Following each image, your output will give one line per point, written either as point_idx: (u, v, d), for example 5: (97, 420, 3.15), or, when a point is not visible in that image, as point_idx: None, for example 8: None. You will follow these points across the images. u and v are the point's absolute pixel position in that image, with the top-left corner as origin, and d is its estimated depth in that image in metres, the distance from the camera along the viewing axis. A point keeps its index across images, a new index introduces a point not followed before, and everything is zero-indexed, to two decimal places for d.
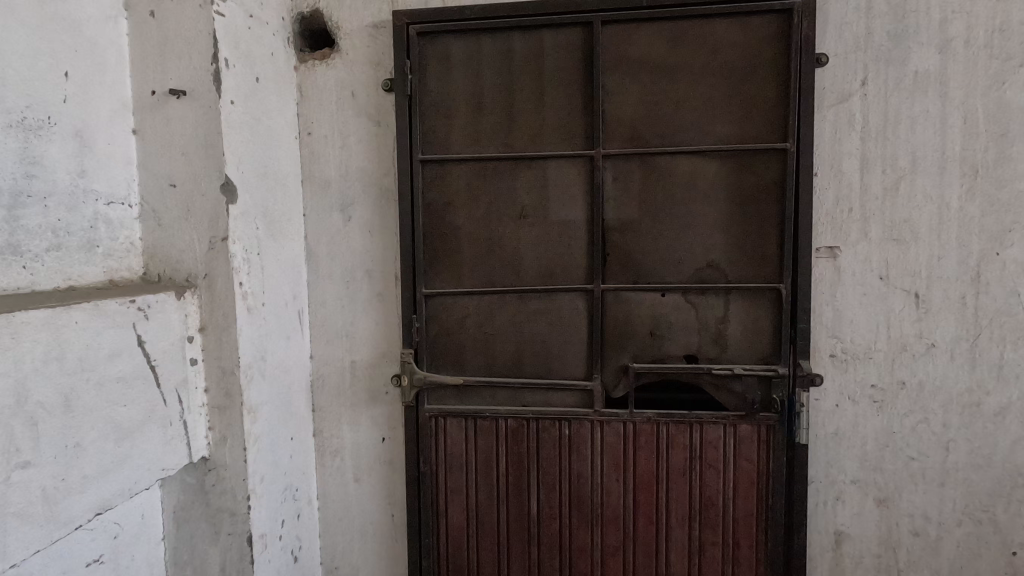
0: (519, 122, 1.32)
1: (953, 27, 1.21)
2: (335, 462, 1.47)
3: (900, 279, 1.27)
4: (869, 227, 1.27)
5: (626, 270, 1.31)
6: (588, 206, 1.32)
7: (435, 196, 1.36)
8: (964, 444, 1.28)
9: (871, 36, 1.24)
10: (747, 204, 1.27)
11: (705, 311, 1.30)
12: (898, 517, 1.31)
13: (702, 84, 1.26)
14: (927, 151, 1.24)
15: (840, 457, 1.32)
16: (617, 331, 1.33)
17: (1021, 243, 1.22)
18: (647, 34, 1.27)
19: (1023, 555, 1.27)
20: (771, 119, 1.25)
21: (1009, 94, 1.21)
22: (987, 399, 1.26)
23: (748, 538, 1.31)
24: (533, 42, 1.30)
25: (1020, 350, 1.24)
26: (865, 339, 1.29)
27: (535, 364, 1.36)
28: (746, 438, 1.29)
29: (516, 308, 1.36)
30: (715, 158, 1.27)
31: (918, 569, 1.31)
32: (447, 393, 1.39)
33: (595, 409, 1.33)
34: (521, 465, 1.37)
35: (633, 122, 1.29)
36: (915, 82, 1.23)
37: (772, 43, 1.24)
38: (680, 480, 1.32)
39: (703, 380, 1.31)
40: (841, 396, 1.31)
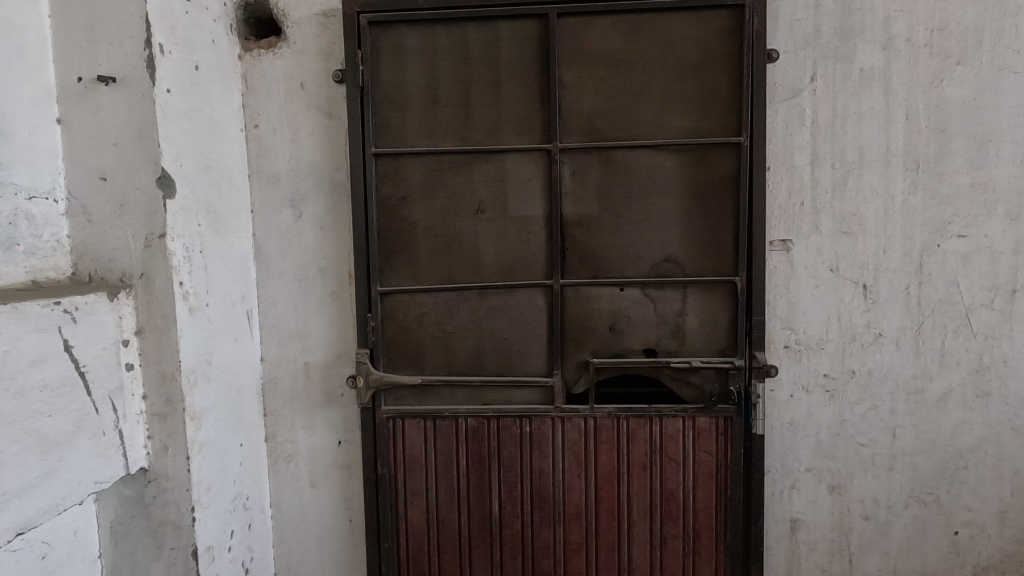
0: (476, 115, 1.30)
1: (896, 25, 1.25)
2: (289, 467, 1.41)
3: (849, 271, 1.30)
4: (820, 220, 1.29)
5: (585, 265, 1.31)
6: (546, 201, 1.30)
7: (390, 191, 1.32)
8: (910, 430, 1.32)
9: (820, 33, 1.27)
10: (703, 198, 1.28)
11: (664, 305, 1.31)
12: (850, 503, 1.35)
13: (658, 78, 1.26)
14: (873, 146, 1.27)
15: (795, 446, 1.34)
16: (577, 326, 1.32)
17: (960, 235, 1.27)
18: (603, 27, 1.26)
19: (964, 534, 1.33)
20: (725, 114, 1.26)
21: (948, 91, 1.25)
22: (930, 386, 1.31)
23: (708, 529, 1.32)
24: (488, 34, 1.28)
25: (960, 338, 1.29)
26: (817, 330, 1.32)
27: (495, 361, 1.34)
28: (705, 431, 1.31)
29: (475, 305, 1.33)
30: (671, 152, 1.28)
31: (869, 552, 1.35)
32: (405, 393, 1.36)
33: (556, 406, 1.32)
34: (483, 465, 1.35)
35: (590, 116, 1.28)
36: (861, 79, 1.26)
37: (726, 39, 1.25)
38: (641, 475, 1.33)
39: (662, 374, 1.31)
40: (795, 387, 1.33)
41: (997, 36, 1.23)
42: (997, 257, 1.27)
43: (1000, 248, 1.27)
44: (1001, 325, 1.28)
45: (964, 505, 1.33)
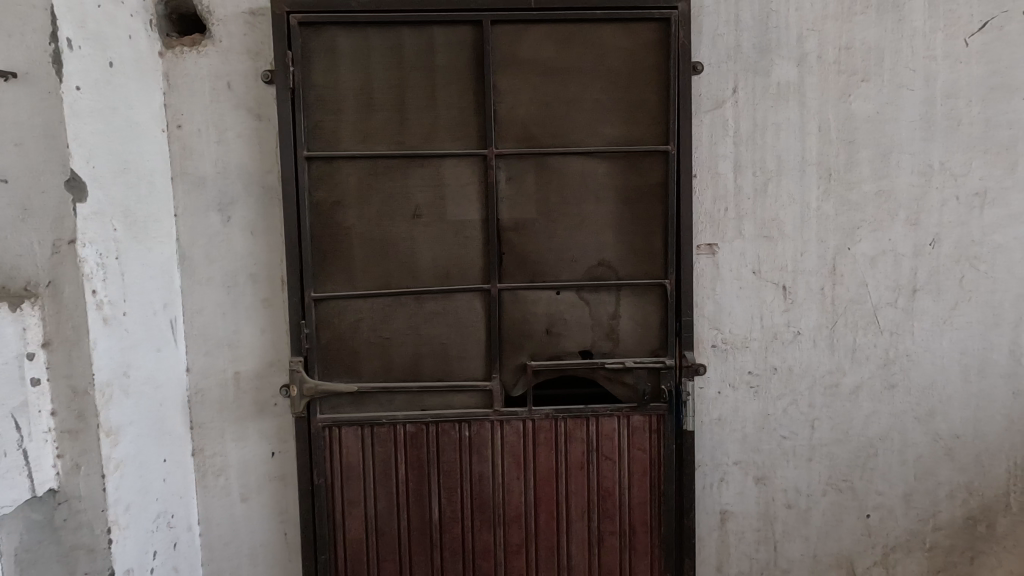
0: (411, 119, 1.29)
1: (808, 43, 1.34)
2: (218, 482, 1.36)
3: (770, 273, 1.37)
4: (743, 225, 1.36)
5: (522, 269, 1.32)
6: (483, 205, 1.31)
7: (323, 195, 1.29)
8: (827, 422, 1.41)
9: (740, 48, 1.33)
10: (634, 204, 1.32)
11: (598, 307, 1.34)
12: (774, 492, 1.42)
13: (590, 86, 1.30)
14: (789, 156, 1.35)
15: (723, 440, 1.40)
16: (514, 329, 1.33)
17: (867, 239, 1.37)
18: (536, 35, 1.28)
19: (875, 516, 1.43)
20: (653, 123, 1.31)
21: (855, 105, 1.35)
22: (844, 379, 1.40)
23: (643, 524, 1.36)
24: (422, 39, 1.28)
25: (869, 335, 1.39)
26: (742, 329, 1.38)
27: (434, 366, 1.33)
28: (639, 429, 1.35)
29: (413, 310, 1.32)
30: (603, 159, 1.31)
31: (792, 538, 1.43)
32: (342, 401, 1.33)
33: (494, 409, 1.33)
34: (422, 471, 1.34)
35: (525, 122, 1.30)
36: (778, 92, 1.34)
37: (653, 51, 1.30)
38: (579, 474, 1.35)
39: (597, 374, 1.34)
40: (723, 384, 1.40)
41: (896, 56, 1.34)
42: (899, 259, 1.38)
43: (902, 250, 1.37)
44: (904, 322, 1.39)
45: (875, 489, 1.43)
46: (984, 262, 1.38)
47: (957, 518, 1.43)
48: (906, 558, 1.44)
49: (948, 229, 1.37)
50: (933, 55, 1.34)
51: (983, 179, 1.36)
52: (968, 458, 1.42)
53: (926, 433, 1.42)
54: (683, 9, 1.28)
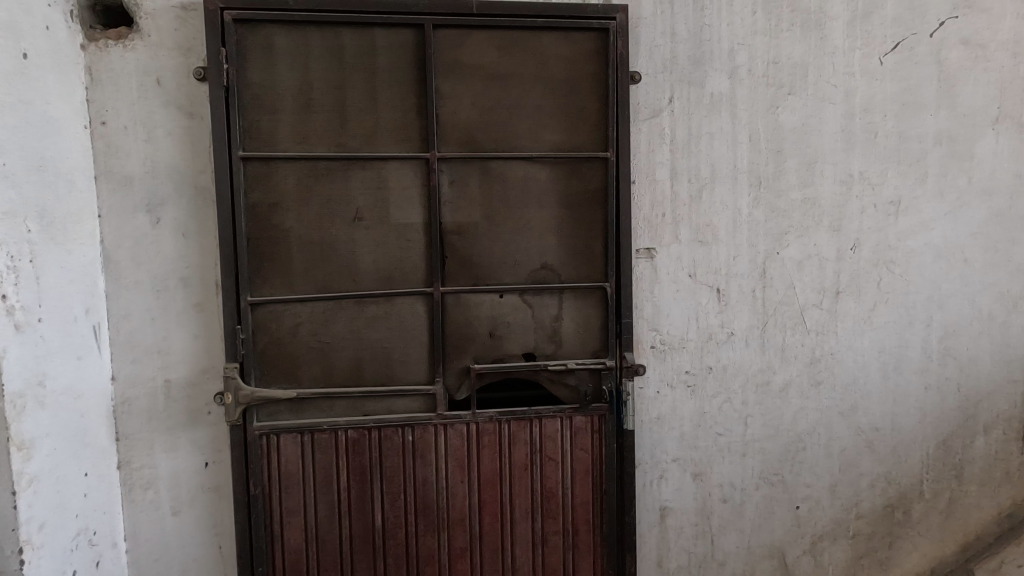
0: (351, 121, 1.28)
1: (739, 57, 1.40)
2: (147, 496, 1.29)
3: (705, 276, 1.43)
4: (679, 230, 1.41)
5: (465, 273, 1.33)
6: (425, 209, 1.31)
7: (260, 196, 1.26)
8: (759, 418, 1.48)
9: (676, 59, 1.38)
10: (575, 208, 1.35)
11: (541, 310, 1.36)
12: (711, 487, 1.47)
13: (532, 93, 1.32)
14: (723, 164, 1.41)
15: (662, 438, 1.45)
16: (458, 333, 1.33)
17: (794, 244, 1.45)
18: (478, 41, 1.29)
19: (804, 507, 1.51)
20: (593, 130, 1.34)
21: (782, 117, 1.42)
22: (774, 377, 1.47)
23: (585, 523, 1.39)
24: (363, 40, 1.26)
25: (797, 334, 1.47)
26: (679, 330, 1.43)
27: (376, 371, 1.32)
28: (581, 429, 1.37)
29: (354, 314, 1.31)
30: (545, 164, 1.33)
31: (727, 531, 1.49)
32: (280, 408, 1.30)
33: (438, 413, 1.33)
34: (364, 477, 1.32)
35: (467, 126, 1.31)
36: (712, 102, 1.40)
37: (592, 59, 1.33)
38: (523, 476, 1.37)
39: (540, 376, 1.36)
40: (661, 384, 1.44)
41: (819, 71, 1.42)
42: (824, 263, 1.46)
43: (826, 255, 1.46)
44: (828, 322, 1.47)
45: (803, 482, 1.50)
46: (899, 266, 1.48)
47: (877, 506, 1.53)
48: (832, 546, 1.52)
49: (867, 235, 1.46)
50: (852, 72, 1.43)
51: (897, 189, 1.46)
52: (886, 449, 1.52)
53: (849, 427, 1.50)
54: (621, 21, 1.32)
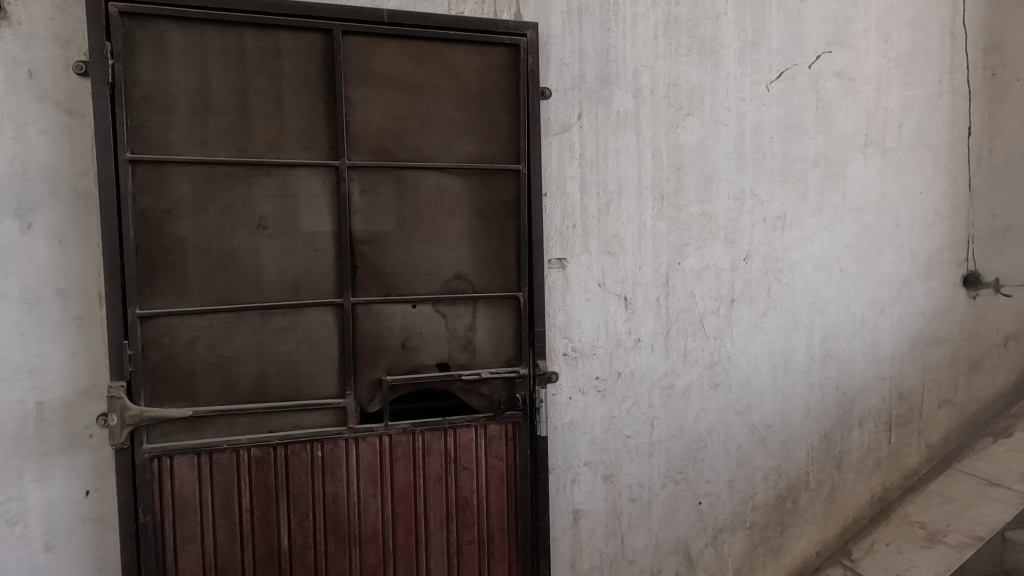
0: (254, 125, 1.23)
1: (642, 78, 1.48)
2: (14, 531, 1.17)
3: (613, 286, 1.49)
4: (589, 241, 1.47)
5: (376, 283, 1.31)
6: (335, 218, 1.28)
7: (151, 202, 1.18)
8: (664, 420, 1.56)
9: (584, 78, 1.44)
10: (488, 219, 1.37)
11: (454, 320, 1.36)
12: (620, 488, 1.53)
13: (444, 104, 1.32)
14: (629, 178, 1.49)
15: (574, 443, 1.49)
16: (369, 344, 1.31)
17: (694, 255, 1.54)
18: (389, 49, 1.28)
19: (705, 502, 1.60)
20: (505, 142, 1.37)
21: (682, 136, 1.51)
22: (677, 381, 1.56)
23: (500, 530, 1.40)
24: (267, 43, 1.22)
25: (697, 340, 1.56)
26: (589, 338, 1.48)
27: (282, 385, 1.27)
28: (495, 437, 1.39)
29: (258, 327, 1.25)
30: (458, 174, 1.34)
31: (636, 529, 1.55)
32: (174, 428, 1.21)
33: (349, 427, 1.30)
34: (269, 498, 1.26)
35: (378, 135, 1.29)
36: (618, 120, 1.47)
37: (504, 73, 1.36)
38: (437, 487, 1.36)
39: (454, 386, 1.36)
40: (573, 390, 1.48)
41: (714, 95, 1.53)
42: (720, 272, 1.56)
43: (722, 265, 1.57)
44: (725, 327, 1.58)
45: (705, 478, 1.60)
46: (785, 276, 1.62)
47: (770, 498, 1.65)
48: (731, 537, 1.63)
49: (757, 247, 1.59)
50: (743, 96, 1.55)
51: (783, 206, 1.60)
52: (778, 445, 1.65)
53: (745, 425, 1.62)
54: (531, 38, 1.36)
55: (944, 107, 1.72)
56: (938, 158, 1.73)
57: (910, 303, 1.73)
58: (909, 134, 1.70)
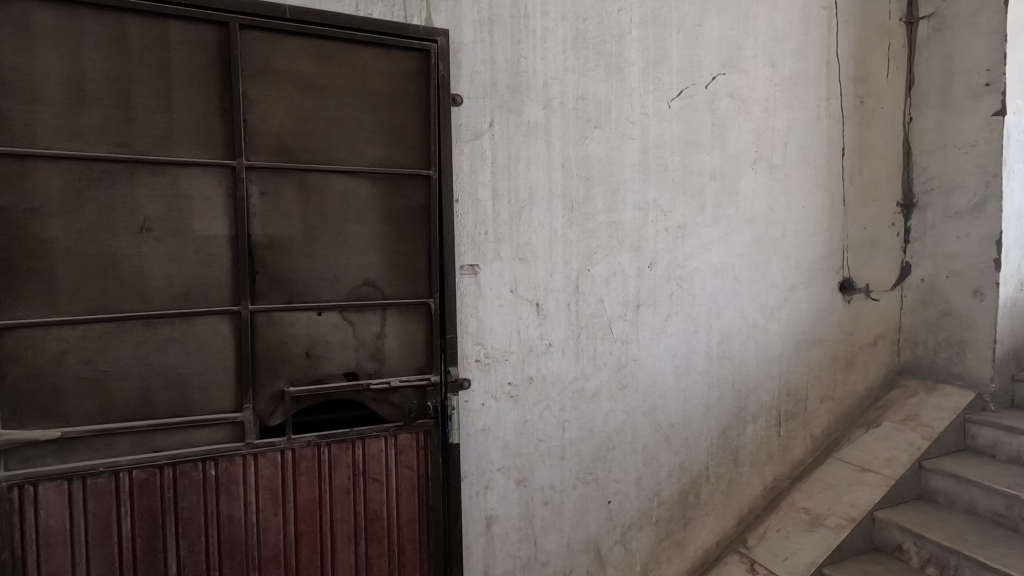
0: (137, 119, 1.13)
1: (552, 90, 1.52)
2: None
3: (525, 292, 1.51)
4: (501, 248, 1.48)
5: (278, 290, 1.25)
6: (231, 220, 1.21)
7: (12, 199, 1.05)
8: (575, 422, 1.60)
9: (495, 86, 1.46)
10: (398, 225, 1.35)
11: (363, 328, 1.32)
12: (532, 492, 1.55)
13: (351, 105, 1.29)
14: (539, 187, 1.52)
15: (487, 449, 1.49)
16: (270, 354, 1.24)
17: (602, 262, 1.60)
18: (292, 47, 1.23)
19: (614, 501, 1.66)
20: (415, 147, 1.36)
21: (590, 147, 1.57)
22: (587, 384, 1.61)
23: (411, 541, 1.37)
24: (153, 32, 1.13)
25: (605, 343, 1.62)
26: (502, 343, 1.49)
27: (170, 400, 1.18)
28: (406, 447, 1.36)
29: (142, 338, 1.15)
30: (366, 178, 1.31)
31: (548, 532, 1.58)
32: (39, 452, 1.09)
33: (247, 442, 1.22)
34: (154, 523, 1.16)
35: (280, 135, 1.23)
36: (528, 129, 1.50)
37: (415, 78, 1.35)
38: (344, 501, 1.31)
39: (363, 396, 1.32)
40: (485, 396, 1.49)
41: (621, 110, 1.60)
42: (627, 278, 1.63)
43: (628, 271, 1.63)
44: (631, 331, 1.65)
45: (614, 478, 1.65)
46: (686, 282, 1.71)
47: (674, 493, 1.74)
48: (639, 533, 1.69)
49: (660, 255, 1.67)
50: (647, 112, 1.63)
51: (683, 216, 1.70)
52: (681, 442, 1.74)
53: (650, 425, 1.69)
54: (442, 44, 1.36)
55: (822, 129, 1.91)
56: (817, 175, 1.91)
57: (796, 307, 1.89)
58: (793, 153, 1.86)
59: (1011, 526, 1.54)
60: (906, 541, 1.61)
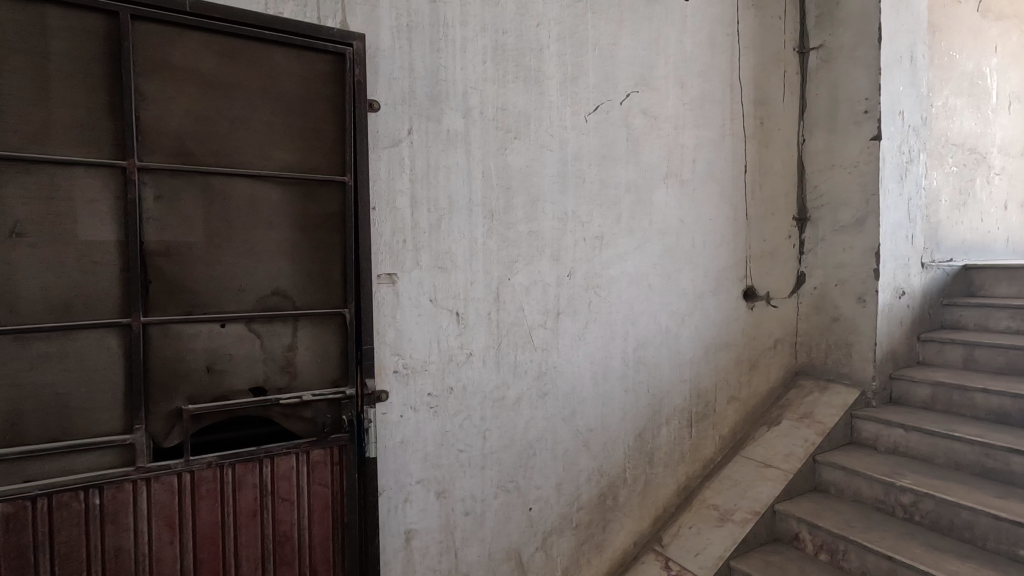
0: (6, 113, 1.02)
1: (472, 100, 1.53)
2: None
3: (445, 301, 1.50)
4: (420, 256, 1.46)
5: (176, 300, 1.16)
6: (121, 226, 1.11)
7: None
8: (496, 431, 1.60)
9: (414, 93, 1.44)
10: (311, 232, 1.30)
11: (272, 340, 1.26)
12: (453, 504, 1.53)
13: (260, 107, 1.23)
14: (459, 196, 1.51)
15: (406, 462, 1.46)
16: (166, 370, 1.16)
17: (523, 271, 1.62)
18: (193, 42, 1.16)
19: (535, 508, 1.67)
20: (329, 153, 1.32)
21: (510, 158, 1.59)
22: (508, 393, 1.61)
23: (325, 562, 1.31)
24: (28, 16, 1.03)
25: (526, 352, 1.64)
26: (421, 354, 1.47)
27: (45, 424, 1.06)
28: (319, 463, 1.31)
29: (11, 355, 1.03)
30: (276, 183, 1.26)
31: (470, 543, 1.56)
32: None
33: (138, 466, 1.13)
34: (25, 563, 1.04)
35: (178, 135, 1.16)
36: (448, 138, 1.49)
37: (329, 82, 1.31)
38: (251, 524, 1.23)
39: (272, 412, 1.26)
40: (404, 407, 1.46)
41: (540, 122, 1.63)
42: (547, 287, 1.66)
43: (548, 280, 1.66)
44: (551, 339, 1.68)
45: (535, 484, 1.67)
46: (603, 290, 1.77)
47: (593, 497, 1.78)
48: (560, 538, 1.72)
49: (579, 264, 1.72)
50: (565, 125, 1.67)
51: (601, 227, 1.75)
52: (599, 446, 1.79)
53: (570, 430, 1.73)
54: (358, 48, 1.33)
55: (726, 147, 2.04)
56: (722, 190, 2.03)
57: (705, 313, 2.00)
58: (701, 169, 1.98)
59: (889, 511, 1.70)
60: (801, 531, 1.74)
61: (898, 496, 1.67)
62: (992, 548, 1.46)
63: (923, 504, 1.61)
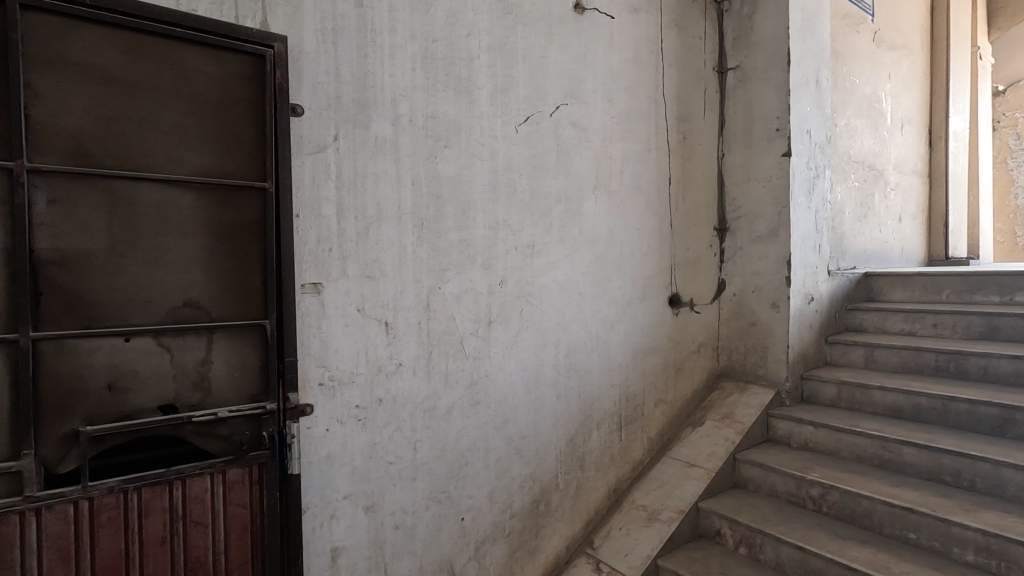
0: None
1: (401, 107, 1.51)
2: None
3: (373, 311, 1.47)
4: (346, 265, 1.42)
5: (72, 313, 1.08)
6: (7, 232, 1.02)
7: None
8: (427, 442, 1.58)
9: (340, 99, 1.41)
10: (228, 240, 1.24)
11: (183, 354, 1.19)
12: (382, 518, 1.50)
13: (170, 108, 1.16)
14: (388, 204, 1.49)
15: (332, 477, 1.41)
16: (60, 389, 1.07)
17: (454, 280, 1.61)
18: (93, 36, 1.08)
19: (468, 517, 1.66)
20: (248, 157, 1.26)
21: (440, 167, 1.58)
22: (440, 403, 1.60)
23: None
24: None
25: (457, 361, 1.63)
26: (348, 365, 1.43)
27: None
28: (236, 483, 1.24)
29: None
30: (189, 189, 1.19)
31: (400, 557, 1.53)
32: None
33: (26, 496, 1.03)
34: None
35: (76, 135, 1.07)
36: (376, 145, 1.47)
37: (247, 84, 1.26)
38: (159, 552, 1.15)
39: (184, 430, 1.19)
40: (331, 421, 1.41)
41: (470, 131, 1.64)
42: (478, 295, 1.67)
43: (479, 288, 1.67)
44: (483, 347, 1.68)
45: (467, 494, 1.66)
46: (535, 298, 1.79)
47: (525, 504, 1.79)
48: (493, 547, 1.72)
49: (511, 273, 1.73)
50: (495, 135, 1.69)
51: (532, 236, 1.78)
52: (532, 453, 1.80)
53: (503, 438, 1.73)
54: (279, 50, 1.29)
55: (652, 160, 2.12)
56: (648, 201, 2.11)
57: (633, 320, 2.07)
58: (628, 180, 2.05)
59: (800, 503, 1.82)
60: (723, 527, 1.82)
61: (808, 489, 1.79)
62: (887, 533, 1.58)
63: (829, 496, 1.73)
